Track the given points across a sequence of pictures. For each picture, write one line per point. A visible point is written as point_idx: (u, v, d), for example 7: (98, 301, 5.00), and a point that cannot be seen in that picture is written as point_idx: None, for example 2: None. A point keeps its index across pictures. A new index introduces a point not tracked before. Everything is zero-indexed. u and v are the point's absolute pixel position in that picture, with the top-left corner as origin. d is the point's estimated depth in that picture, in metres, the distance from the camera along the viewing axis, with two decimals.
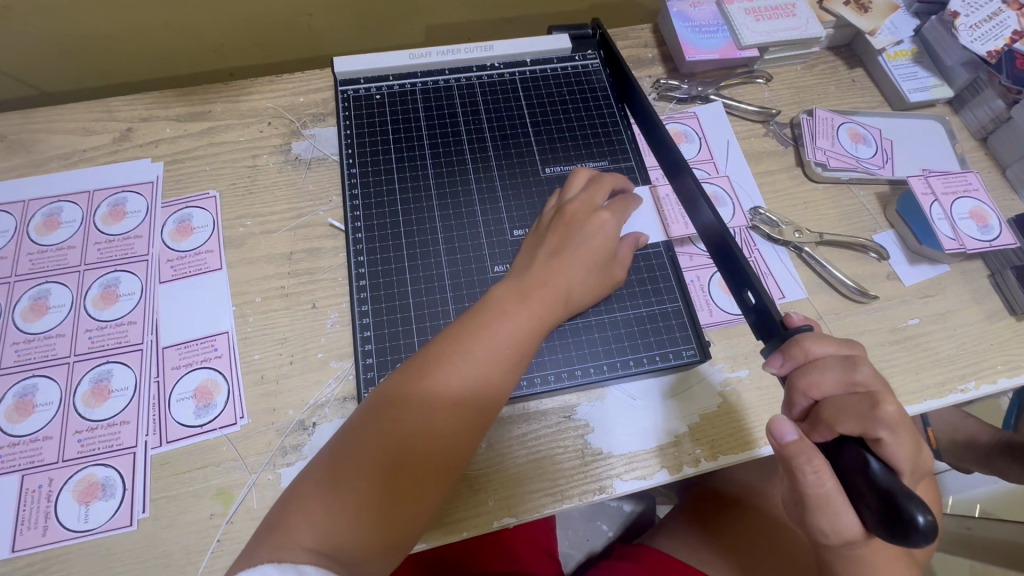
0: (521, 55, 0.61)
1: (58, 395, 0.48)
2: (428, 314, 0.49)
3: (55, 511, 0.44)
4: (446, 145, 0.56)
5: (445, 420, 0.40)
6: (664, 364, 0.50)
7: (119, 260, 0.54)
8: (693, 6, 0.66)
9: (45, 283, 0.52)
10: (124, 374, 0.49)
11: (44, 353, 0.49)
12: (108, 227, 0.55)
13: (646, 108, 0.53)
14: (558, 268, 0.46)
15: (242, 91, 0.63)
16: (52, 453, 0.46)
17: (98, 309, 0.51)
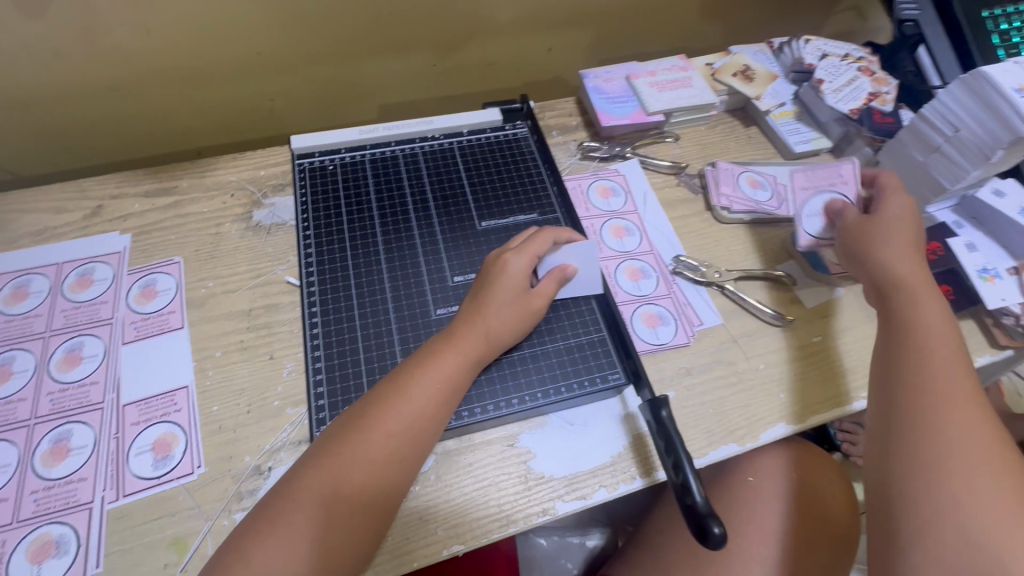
0: (459, 127, 0.69)
1: (15, 458, 0.49)
2: (376, 355, 0.53)
3: (6, 573, 0.45)
4: (391, 204, 0.62)
5: (380, 461, 0.45)
6: (593, 388, 0.56)
7: (84, 325, 0.57)
8: (606, 81, 0.77)
9: (10, 350, 0.55)
10: (84, 431, 0.51)
11: (5, 417, 0.51)
12: (75, 295, 0.59)
13: (552, 169, 0.67)
14: (480, 310, 0.53)
15: (208, 168, 0.70)
16: (6, 514, 0.47)
17: (60, 372, 0.54)
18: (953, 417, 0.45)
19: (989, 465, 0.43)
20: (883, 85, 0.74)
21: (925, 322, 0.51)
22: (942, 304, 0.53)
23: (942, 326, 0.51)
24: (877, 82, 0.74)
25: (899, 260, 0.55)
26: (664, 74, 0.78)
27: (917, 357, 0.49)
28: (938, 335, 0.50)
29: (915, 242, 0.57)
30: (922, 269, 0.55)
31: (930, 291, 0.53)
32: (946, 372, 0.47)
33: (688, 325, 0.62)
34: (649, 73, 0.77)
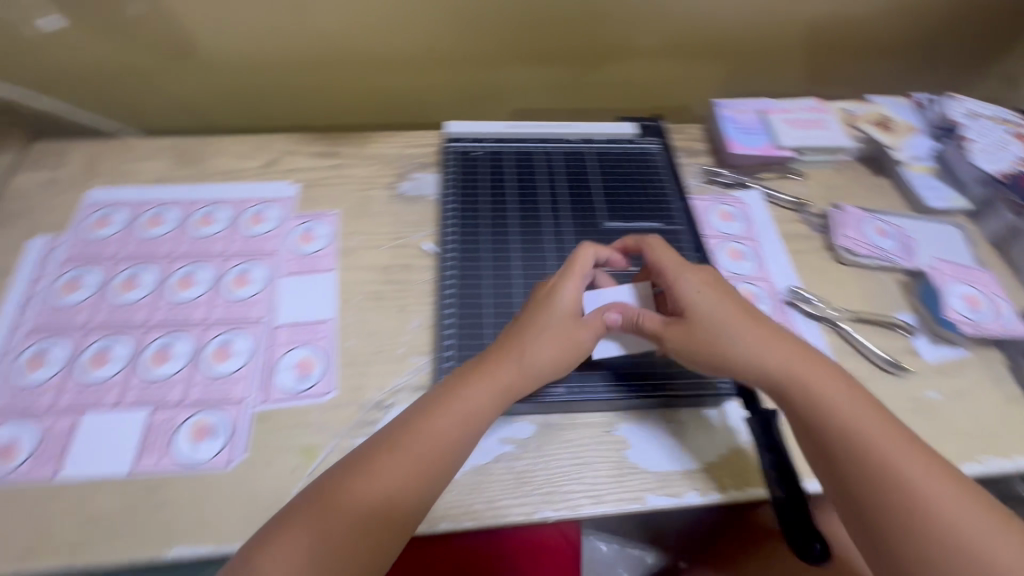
0: (594, 135, 0.74)
1: (189, 352, 0.58)
2: (501, 323, 0.59)
3: (173, 443, 0.53)
4: (527, 193, 0.67)
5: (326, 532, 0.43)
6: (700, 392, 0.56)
7: (253, 254, 0.66)
8: (739, 112, 0.79)
9: (194, 264, 0.64)
10: (244, 341, 0.59)
11: (184, 316, 0.60)
12: (249, 228, 0.68)
13: (679, 187, 0.70)
14: (525, 342, 0.52)
15: (366, 140, 0.79)
16: (177, 396, 0.55)
17: (231, 289, 0.63)
18: (920, 493, 0.43)
19: (973, 523, 0.42)
20: None
21: (832, 402, 0.48)
22: (806, 385, 0.49)
23: (841, 395, 0.48)
24: None
25: (743, 344, 0.51)
26: (799, 112, 0.79)
27: (848, 430, 0.47)
28: (823, 410, 0.48)
29: (737, 321, 0.52)
30: (802, 351, 0.51)
31: (823, 369, 0.50)
32: (882, 443, 0.45)
33: None
34: (784, 110, 0.79)
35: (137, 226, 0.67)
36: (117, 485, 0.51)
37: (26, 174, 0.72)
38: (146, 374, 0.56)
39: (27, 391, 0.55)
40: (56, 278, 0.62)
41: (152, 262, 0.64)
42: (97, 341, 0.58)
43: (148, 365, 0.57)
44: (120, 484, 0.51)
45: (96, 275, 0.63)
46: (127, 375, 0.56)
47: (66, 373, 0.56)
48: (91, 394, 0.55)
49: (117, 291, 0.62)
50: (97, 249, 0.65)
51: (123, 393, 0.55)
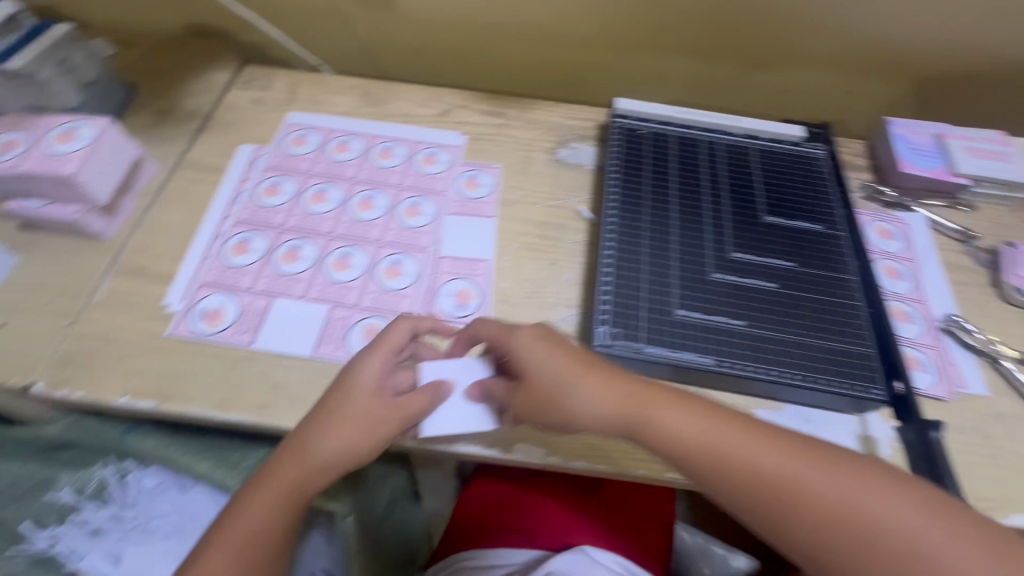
0: (760, 131, 0.74)
1: (365, 264, 0.64)
2: (656, 287, 0.59)
3: (348, 338, 0.59)
4: (688, 177, 0.69)
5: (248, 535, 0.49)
6: (852, 393, 0.55)
7: (425, 190, 0.72)
8: (914, 133, 0.77)
9: (373, 190, 0.71)
10: (412, 263, 0.65)
11: (363, 233, 0.67)
12: (423, 167, 0.74)
13: (844, 195, 0.69)
14: (326, 430, 0.50)
15: (531, 106, 0.83)
16: (355, 298, 0.62)
17: (404, 217, 0.69)
18: (847, 511, 0.43)
19: (903, 519, 0.43)
20: None
21: (733, 466, 0.46)
22: (672, 429, 0.48)
23: (694, 420, 0.48)
24: None
25: (614, 401, 0.49)
26: (982, 142, 0.75)
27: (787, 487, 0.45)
28: (737, 475, 0.46)
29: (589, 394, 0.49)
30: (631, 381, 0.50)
31: (662, 406, 0.48)
32: (812, 482, 0.45)
33: (951, 383, 0.60)
34: (965, 137, 0.76)
35: (326, 150, 0.75)
36: (298, 363, 0.57)
37: (238, 91, 0.82)
38: (329, 275, 0.63)
39: (233, 270, 0.63)
40: (260, 181, 0.71)
41: (338, 181, 0.72)
42: (290, 240, 0.66)
43: (331, 268, 0.64)
44: (301, 363, 0.57)
45: (291, 185, 0.71)
46: (313, 273, 0.63)
47: (263, 262, 0.64)
48: (283, 283, 0.62)
49: (308, 202, 0.69)
50: (293, 164, 0.73)
51: (309, 287, 0.62)
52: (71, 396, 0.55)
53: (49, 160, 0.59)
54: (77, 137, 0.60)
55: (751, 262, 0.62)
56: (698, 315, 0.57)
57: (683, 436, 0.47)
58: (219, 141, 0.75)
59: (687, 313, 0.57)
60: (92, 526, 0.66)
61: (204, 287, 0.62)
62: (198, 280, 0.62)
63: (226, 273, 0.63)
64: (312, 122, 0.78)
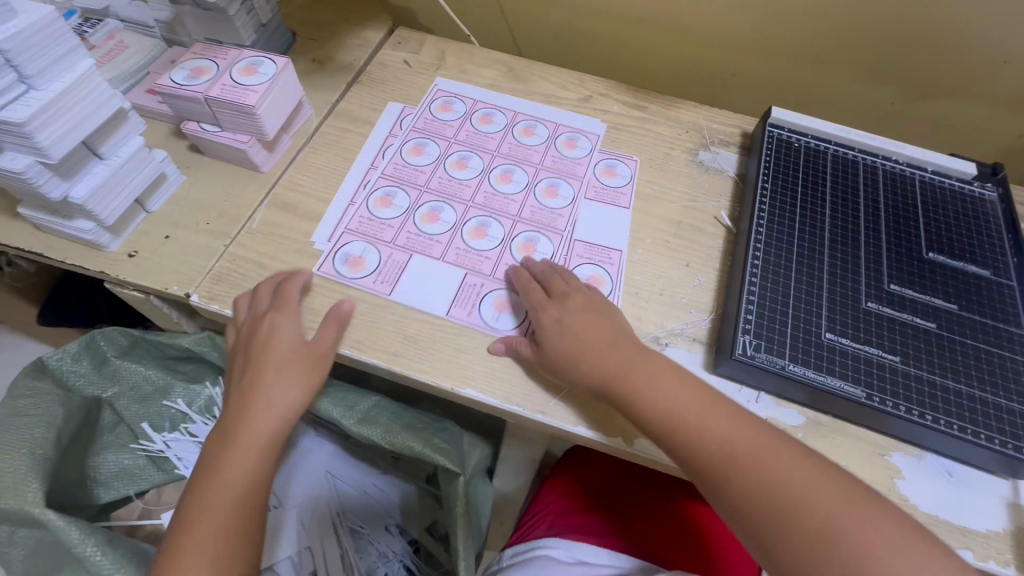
0: (926, 162, 0.69)
1: (501, 237, 0.65)
2: (804, 305, 0.56)
3: (480, 305, 0.59)
4: (844, 198, 0.65)
5: (266, 433, 0.50)
6: (1014, 454, 0.50)
7: (564, 173, 0.72)
8: None
9: (513, 166, 0.71)
10: (547, 245, 0.65)
11: (501, 206, 0.68)
12: (564, 150, 0.74)
13: (1017, 244, 0.63)
14: (264, 360, 0.53)
15: (674, 103, 0.81)
16: (490, 268, 0.62)
17: (543, 197, 0.69)
18: (788, 493, 0.43)
19: (851, 522, 0.41)
20: None
21: (697, 440, 0.46)
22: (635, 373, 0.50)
23: (686, 395, 0.49)
24: None
25: (597, 363, 0.51)
26: None
27: (718, 445, 0.46)
28: (696, 444, 0.46)
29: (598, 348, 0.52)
30: (599, 326, 0.54)
31: (639, 369, 0.50)
32: (766, 462, 0.44)
33: None
34: None
35: (471, 120, 0.76)
36: (430, 319, 0.59)
37: (390, 51, 0.84)
38: (466, 243, 0.64)
39: (378, 221, 0.65)
40: (407, 139, 0.73)
41: (479, 151, 0.72)
42: (433, 201, 0.67)
43: (469, 236, 0.65)
44: (432, 319, 0.59)
45: (435, 147, 0.72)
46: (451, 237, 0.64)
47: (405, 218, 0.65)
48: (422, 242, 0.64)
49: (450, 166, 0.71)
50: (438, 128, 0.75)
51: (447, 250, 0.63)
52: (224, 312, 0.58)
53: (232, 90, 0.61)
54: (259, 72, 0.64)
55: (909, 297, 0.58)
56: (848, 342, 0.54)
57: (654, 390, 0.49)
58: (370, 96, 0.78)
59: (836, 337, 0.54)
60: (199, 438, 0.74)
61: (348, 233, 0.64)
62: (343, 225, 0.64)
63: (368, 223, 0.65)
64: (461, 92, 0.79)
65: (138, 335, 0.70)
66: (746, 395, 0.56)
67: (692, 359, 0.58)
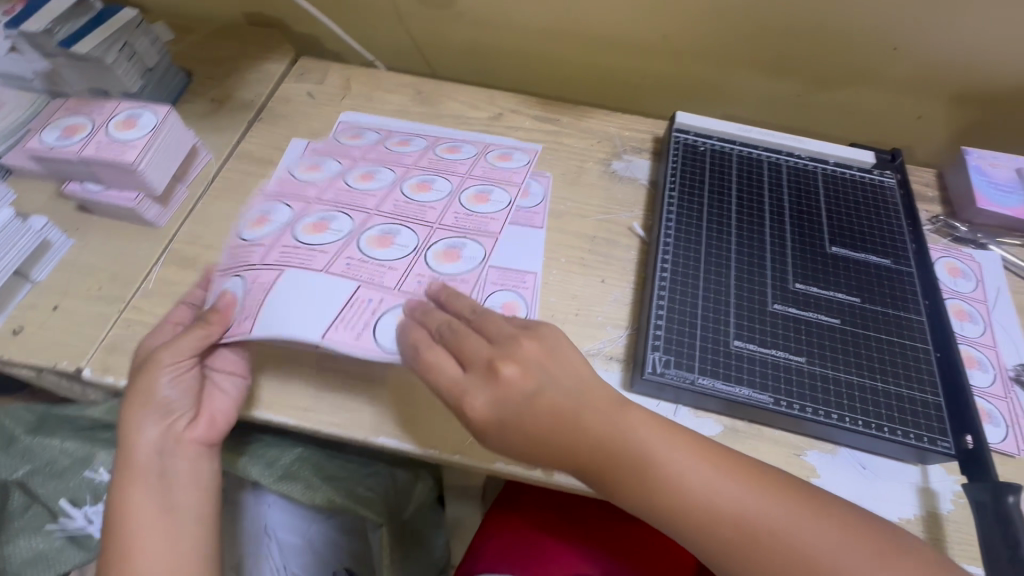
0: (827, 155, 0.71)
1: (411, 243, 0.62)
2: (712, 314, 0.57)
3: (372, 326, 0.54)
4: (750, 199, 0.66)
5: (149, 460, 0.49)
6: (916, 443, 0.51)
7: (468, 231, 0.64)
8: (993, 166, 0.72)
9: (396, 224, 0.63)
10: (466, 246, 0.63)
11: (415, 213, 0.65)
12: (472, 205, 0.66)
13: (917, 230, 0.65)
14: (130, 414, 0.50)
15: (584, 114, 0.81)
16: (393, 277, 0.59)
17: (471, 202, 0.67)
18: (811, 563, 0.42)
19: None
20: None
21: (705, 517, 0.44)
22: (609, 436, 0.46)
23: (687, 463, 0.46)
24: None
25: (571, 454, 0.47)
26: None
27: (735, 522, 0.44)
28: (702, 521, 0.44)
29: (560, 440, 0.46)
30: (551, 408, 0.46)
31: (626, 448, 0.46)
32: (783, 529, 0.43)
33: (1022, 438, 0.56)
34: None
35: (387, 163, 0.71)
36: (342, 366, 0.57)
37: (293, 83, 0.81)
38: (366, 255, 0.60)
39: (282, 254, 0.59)
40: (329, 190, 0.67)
41: (390, 180, 0.69)
42: (340, 229, 0.62)
43: (374, 250, 0.61)
44: (345, 366, 0.57)
45: None
46: (347, 244, 0.61)
47: (344, 240, 0.61)
48: (302, 254, 0.59)
49: (355, 178, 0.68)
50: (342, 186, 0.67)
51: (342, 258, 0.59)
52: (119, 383, 0.55)
53: (110, 147, 0.59)
54: (139, 125, 0.61)
55: (814, 295, 0.59)
56: (756, 347, 0.55)
57: (645, 470, 0.46)
58: (271, 134, 0.75)
59: (744, 344, 0.55)
60: None
61: (224, 271, 0.58)
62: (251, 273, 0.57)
63: (271, 257, 0.59)
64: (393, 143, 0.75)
65: (43, 409, 0.69)
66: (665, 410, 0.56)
67: (610, 378, 0.57)
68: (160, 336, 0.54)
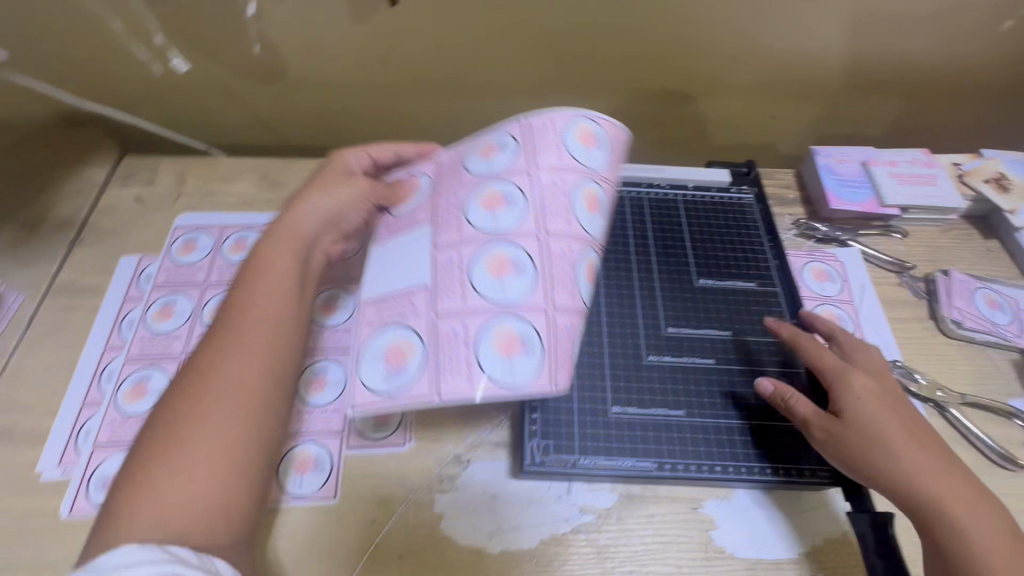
0: (686, 181, 0.70)
1: (516, 300, 0.46)
2: (587, 384, 0.55)
3: (373, 356, 0.47)
4: (615, 243, 0.64)
5: (279, 273, 0.48)
6: (795, 479, 0.52)
7: (541, 287, 0.47)
8: (839, 162, 0.75)
9: (510, 242, 0.48)
10: (526, 283, 0.47)
11: (540, 198, 0.49)
12: (581, 283, 0.48)
13: (779, 245, 0.66)
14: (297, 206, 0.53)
15: None
16: (451, 306, 0.47)
17: (584, 276, 0.49)
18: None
19: None
20: None
21: (937, 506, 0.46)
22: (900, 430, 0.49)
23: (932, 467, 0.47)
24: None
25: (886, 443, 0.48)
26: (906, 165, 0.74)
27: (941, 517, 0.46)
28: (961, 533, 0.45)
29: (895, 439, 0.48)
30: (911, 423, 0.50)
31: (894, 432, 0.49)
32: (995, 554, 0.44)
33: None
34: (890, 162, 0.74)
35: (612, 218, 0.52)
36: None
37: (117, 189, 0.73)
38: (472, 214, 0.49)
39: (456, 172, 0.52)
40: (535, 135, 0.51)
41: (591, 240, 0.50)
42: (510, 225, 0.48)
43: (481, 205, 0.49)
44: None
45: (186, 302, 0.63)
46: (487, 205, 0.49)
47: (485, 240, 0.48)
48: (457, 176, 0.52)
49: (583, 201, 0.50)
50: (559, 202, 0.49)
51: (450, 285, 0.48)
52: None
53: None
54: None
55: (686, 338, 0.58)
56: (634, 410, 0.53)
57: (889, 449, 0.48)
58: (96, 255, 0.67)
59: (622, 410, 0.53)
60: None
61: (519, 127, 0.51)
62: (431, 191, 0.53)
63: (449, 194, 0.52)
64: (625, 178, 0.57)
65: None
66: (555, 490, 0.53)
67: (497, 469, 0.54)
68: (380, 151, 0.58)
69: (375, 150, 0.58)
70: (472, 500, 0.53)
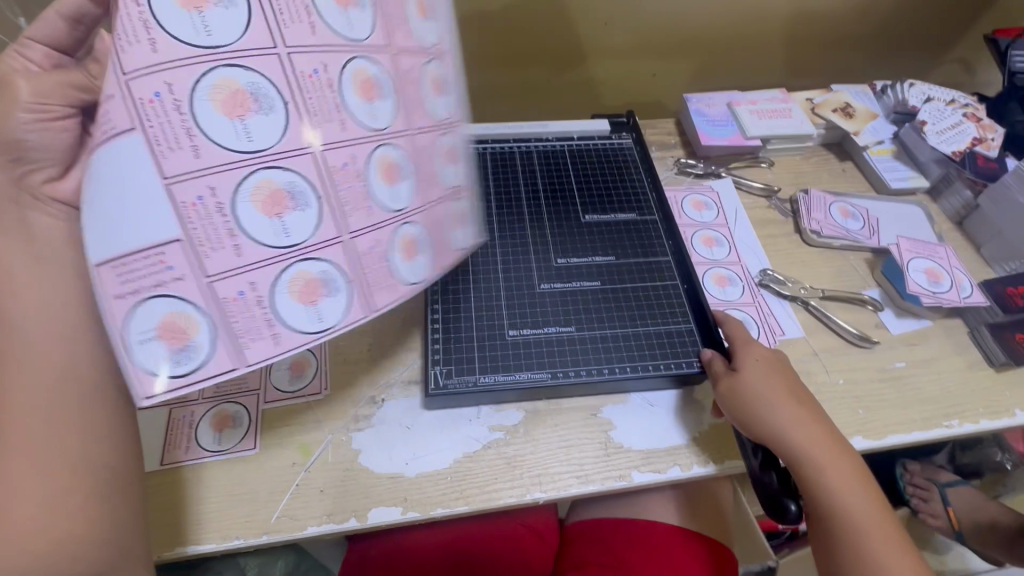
0: (570, 132, 0.77)
1: (305, 240, 0.40)
2: (486, 314, 0.59)
3: (137, 328, 0.37)
4: (507, 191, 0.70)
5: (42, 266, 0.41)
6: (677, 370, 0.57)
7: (337, 207, 0.41)
8: (708, 106, 0.83)
9: (283, 162, 0.38)
10: (310, 219, 0.40)
11: (314, 96, 0.39)
12: (387, 188, 0.43)
13: (654, 178, 0.72)
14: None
15: None
16: (224, 264, 0.38)
17: (382, 178, 0.43)
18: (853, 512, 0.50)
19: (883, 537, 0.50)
20: (988, 132, 0.76)
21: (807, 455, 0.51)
22: (785, 389, 0.54)
23: (808, 420, 0.53)
24: (982, 128, 0.76)
25: (775, 400, 0.52)
26: (764, 103, 0.82)
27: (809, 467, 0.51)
28: (824, 478, 0.51)
29: (781, 398, 0.53)
30: (793, 385, 0.55)
31: (777, 391, 0.53)
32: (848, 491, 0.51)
33: (771, 331, 0.65)
34: (750, 102, 0.82)
35: (406, 106, 0.44)
36: None
37: None
38: (203, 118, 0.36)
39: (147, 34, 0.34)
40: None
41: (382, 132, 0.42)
42: (270, 139, 0.38)
43: (215, 105, 0.36)
44: None
45: None
46: (229, 96, 0.36)
47: (246, 152, 0.37)
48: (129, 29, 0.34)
49: (356, 83, 0.41)
50: (330, 98, 0.40)
51: (219, 229, 0.37)
52: None
53: None
54: None
55: (574, 265, 0.64)
56: (528, 331, 0.58)
57: (773, 407, 0.52)
58: None
59: (517, 332, 0.58)
60: None
61: None
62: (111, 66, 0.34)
63: (150, 78, 0.34)
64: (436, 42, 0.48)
65: None
66: (466, 415, 0.58)
67: (411, 403, 0.58)
68: (45, 32, 0.43)
69: (36, 33, 0.43)
70: (388, 433, 0.56)
